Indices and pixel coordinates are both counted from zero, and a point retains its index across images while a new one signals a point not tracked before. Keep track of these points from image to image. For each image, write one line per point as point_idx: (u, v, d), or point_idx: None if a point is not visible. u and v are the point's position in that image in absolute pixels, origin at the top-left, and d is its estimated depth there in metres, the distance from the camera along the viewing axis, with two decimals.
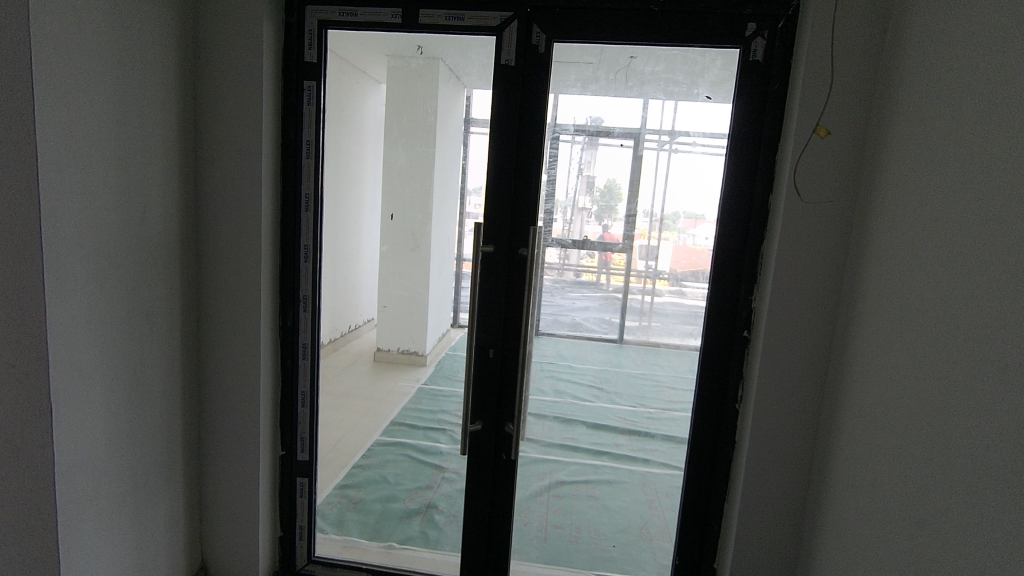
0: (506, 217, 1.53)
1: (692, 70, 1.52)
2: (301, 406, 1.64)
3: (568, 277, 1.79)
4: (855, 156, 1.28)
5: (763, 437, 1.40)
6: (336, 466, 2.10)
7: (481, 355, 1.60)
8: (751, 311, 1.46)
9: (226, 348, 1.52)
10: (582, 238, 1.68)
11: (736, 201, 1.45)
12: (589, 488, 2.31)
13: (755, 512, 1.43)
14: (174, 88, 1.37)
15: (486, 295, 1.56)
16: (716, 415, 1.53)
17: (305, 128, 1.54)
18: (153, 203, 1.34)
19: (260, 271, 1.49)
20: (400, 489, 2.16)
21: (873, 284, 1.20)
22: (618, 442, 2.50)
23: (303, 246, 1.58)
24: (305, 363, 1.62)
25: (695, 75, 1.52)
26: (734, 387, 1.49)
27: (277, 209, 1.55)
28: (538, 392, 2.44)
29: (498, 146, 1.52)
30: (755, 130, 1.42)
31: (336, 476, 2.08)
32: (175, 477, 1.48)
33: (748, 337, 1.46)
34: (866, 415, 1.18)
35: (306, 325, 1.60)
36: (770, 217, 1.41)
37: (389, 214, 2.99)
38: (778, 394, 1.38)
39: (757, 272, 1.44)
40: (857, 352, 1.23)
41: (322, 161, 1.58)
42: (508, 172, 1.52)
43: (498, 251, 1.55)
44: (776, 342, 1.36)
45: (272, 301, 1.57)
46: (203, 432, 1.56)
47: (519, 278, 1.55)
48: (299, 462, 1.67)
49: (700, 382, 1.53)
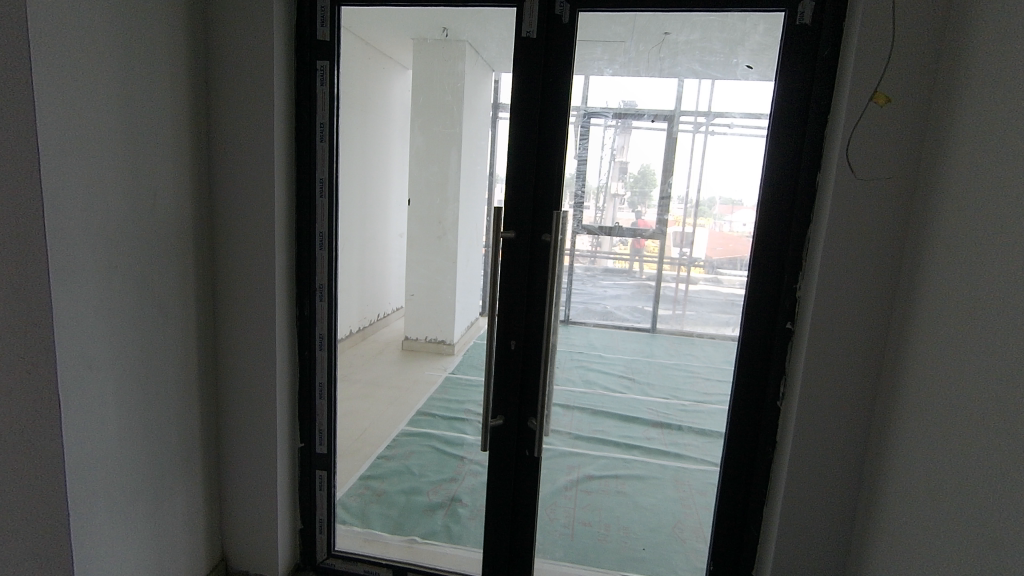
0: (528, 201, 1.44)
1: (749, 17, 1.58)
2: (319, 397, 1.60)
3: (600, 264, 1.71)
4: (919, 127, 1.14)
5: (810, 439, 1.28)
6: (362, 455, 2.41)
7: (502, 346, 1.50)
8: (795, 301, 1.32)
9: (243, 340, 1.49)
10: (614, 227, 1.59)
11: (779, 182, 1.32)
12: (618, 483, 2.27)
13: (799, 517, 1.31)
14: (184, 70, 1.33)
15: (506, 283, 1.47)
16: (757, 415, 1.40)
17: (319, 111, 1.48)
18: (164, 188, 1.30)
19: (275, 258, 1.45)
20: (424, 483, 2.18)
21: (936, 270, 1.07)
22: (650, 435, 2.57)
23: (319, 233, 1.53)
24: (323, 354, 1.57)
25: (734, 42, 1.44)
26: (776, 383, 1.36)
27: (293, 195, 1.50)
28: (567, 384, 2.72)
29: (519, 127, 1.42)
30: (802, 102, 1.29)
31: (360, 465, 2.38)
32: (192, 468, 1.46)
33: (792, 329, 1.33)
34: (928, 419, 1.06)
35: (323, 315, 1.56)
36: (817, 197, 1.27)
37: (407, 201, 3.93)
38: (829, 393, 1.25)
39: (802, 258, 1.31)
40: (917, 346, 1.11)
41: (337, 146, 1.52)
42: (530, 152, 1.42)
43: (520, 237, 1.45)
44: (825, 335, 1.23)
45: (288, 291, 1.52)
46: (220, 426, 1.54)
47: (541, 266, 1.45)
48: (317, 455, 1.62)
49: (738, 379, 1.41)
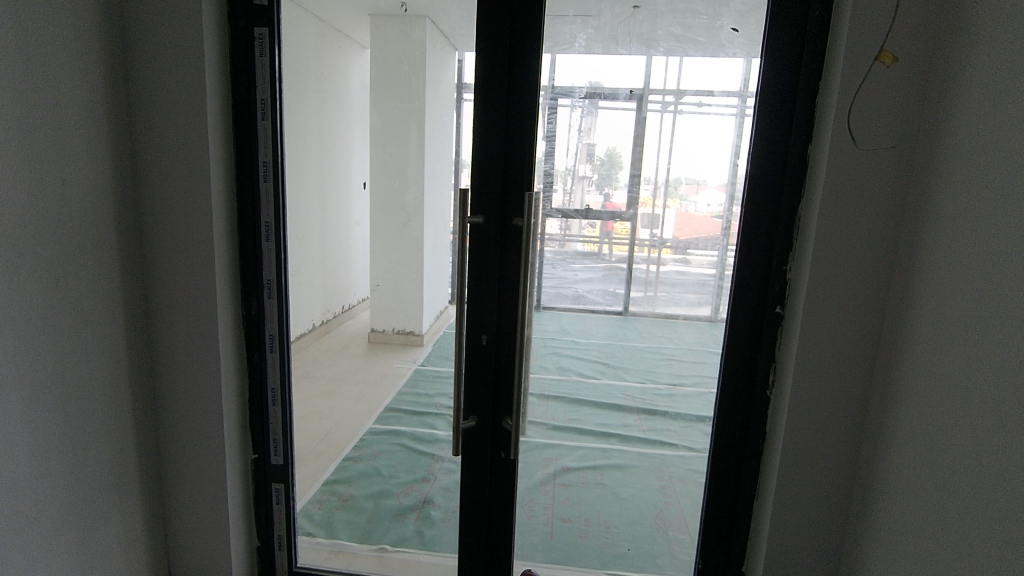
0: (497, 180, 1.27)
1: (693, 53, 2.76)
2: (272, 404, 1.45)
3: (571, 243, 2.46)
4: (918, 92, 1.06)
5: (805, 431, 1.19)
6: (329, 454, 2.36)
7: (473, 341, 1.35)
8: (785, 284, 1.23)
9: (181, 343, 1.32)
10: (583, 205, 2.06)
11: (767, 154, 1.22)
12: (597, 475, 2.22)
13: (793, 515, 1.23)
14: (95, 34, 1.15)
15: (475, 272, 1.31)
16: (746, 405, 1.32)
17: (259, 83, 1.30)
18: (79, 171, 1.13)
19: (214, 251, 1.28)
20: (395, 485, 2.08)
21: (938, 248, 1.00)
22: (628, 422, 2.72)
23: (264, 223, 1.36)
24: (275, 356, 1.42)
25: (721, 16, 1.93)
26: (766, 371, 1.27)
27: (232, 179, 1.32)
28: (543, 370, 3.20)
29: (484, 93, 1.24)
30: (793, 68, 1.19)
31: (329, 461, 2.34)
32: (127, 488, 1.30)
33: (782, 314, 1.24)
34: (930, 407, 0.98)
35: (272, 313, 1.40)
36: (810, 171, 1.18)
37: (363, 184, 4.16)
38: (824, 382, 1.17)
39: (794, 237, 1.22)
40: (918, 330, 1.03)
41: (281, 124, 1.34)
42: (498, 127, 1.25)
43: (490, 222, 1.29)
44: (819, 319, 1.15)
45: (231, 287, 1.35)
46: (161, 438, 1.38)
47: (513, 252, 1.30)
48: (273, 467, 1.48)
49: (726, 368, 1.32)
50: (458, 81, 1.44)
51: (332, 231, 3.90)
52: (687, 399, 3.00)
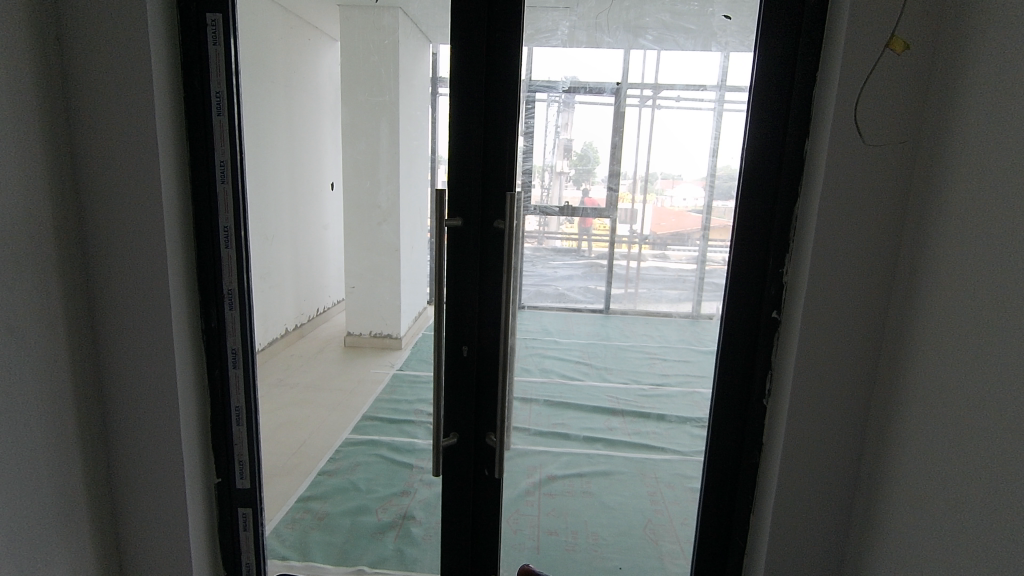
0: (476, 181, 1.18)
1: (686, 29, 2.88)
2: (236, 425, 1.34)
3: (550, 239, 2.75)
4: (922, 85, 1.00)
5: (805, 443, 1.13)
6: (305, 465, 2.25)
7: (453, 353, 1.26)
8: (782, 287, 1.17)
9: (132, 363, 1.20)
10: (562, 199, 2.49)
11: (761, 150, 1.15)
12: (583, 483, 2.16)
13: (793, 529, 1.17)
14: (25, 17, 1.01)
15: (455, 279, 1.22)
16: (742, 415, 1.26)
17: (213, 75, 1.18)
18: (11, 171, 1.00)
19: (167, 260, 1.16)
20: (372, 500, 1.98)
21: (946, 248, 0.94)
22: (611, 425, 2.67)
23: (222, 228, 1.24)
24: (237, 373, 1.31)
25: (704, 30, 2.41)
26: (762, 379, 1.20)
27: (185, 181, 1.20)
28: (525, 372, 3.15)
29: (460, 87, 1.15)
30: (789, 59, 1.12)
31: (307, 471, 2.23)
32: (74, 523, 1.18)
33: (779, 319, 1.17)
34: (937, 419, 0.93)
35: (234, 326, 1.28)
36: (807, 168, 1.11)
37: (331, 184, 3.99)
38: (825, 391, 1.11)
39: (790, 238, 1.15)
40: (923, 336, 0.98)
41: (239, 120, 1.23)
42: (476, 123, 1.16)
43: (469, 226, 1.20)
44: (820, 325, 1.08)
45: (187, 299, 1.24)
46: (113, 465, 1.25)
47: (494, 258, 1.21)
48: (238, 491, 1.37)
49: (721, 375, 1.25)
50: (432, 76, 1.35)
51: (304, 233, 3.77)
52: (670, 398, 2.98)
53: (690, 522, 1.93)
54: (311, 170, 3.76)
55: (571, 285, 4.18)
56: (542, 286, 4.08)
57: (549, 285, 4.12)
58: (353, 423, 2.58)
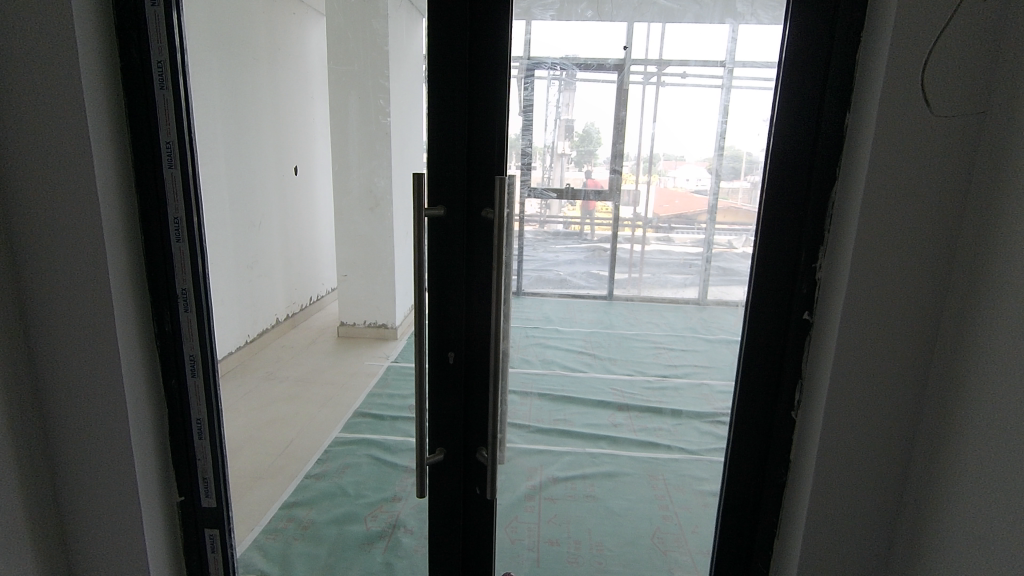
0: (460, 161, 1.02)
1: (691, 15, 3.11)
2: (198, 438, 1.19)
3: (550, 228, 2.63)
4: (992, 41, 0.82)
5: (840, 462, 0.98)
6: (292, 466, 2.12)
7: (437, 360, 1.11)
8: (816, 283, 1.01)
9: (74, 374, 1.05)
10: (562, 180, 2.35)
11: (793, 124, 0.99)
12: (587, 486, 2.03)
13: (826, 558, 1.02)
14: None
15: (439, 276, 1.07)
16: (766, 427, 1.11)
17: (152, 40, 1.01)
18: None
19: (106, 256, 1.00)
20: (361, 506, 1.85)
21: (1016, 238, 0.77)
22: (616, 421, 2.54)
23: (172, 219, 1.08)
24: (197, 382, 1.16)
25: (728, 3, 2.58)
26: (791, 389, 1.06)
27: (125, 166, 1.04)
28: (526, 364, 3.03)
29: (440, 51, 0.98)
30: (827, 17, 0.95)
31: (295, 472, 2.10)
32: (12, 554, 1.03)
33: (811, 321, 1.02)
34: (1002, 441, 0.78)
35: (191, 330, 1.14)
36: (848, 145, 0.95)
37: (293, 166, 3.55)
38: (865, 405, 0.96)
39: (826, 226, 0.99)
40: (985, 342, 0.82)
41: (186, 93, 1.06)
42: (461, 94, 1.00)
43: (454, 214, 1.04)
44: (862, 330, 0.93)
45: (137, 301, 1.09)
46: (60, 486, 1.11)
47: (483, 252, 1.05)
48: (204, 510, 1.23)
49: (743, 383, 1.10)
50: None
51: (295, 218, 3.60)
52: (677, 391, 2.84)
53: (701, 531, 1.80)
54: (301, 153, 3.62)
55: (574, 269, 3.76)
56: (543, 270, 3.54)
57: (550, 269, 3.54)
58: (344, 420, 2.45)
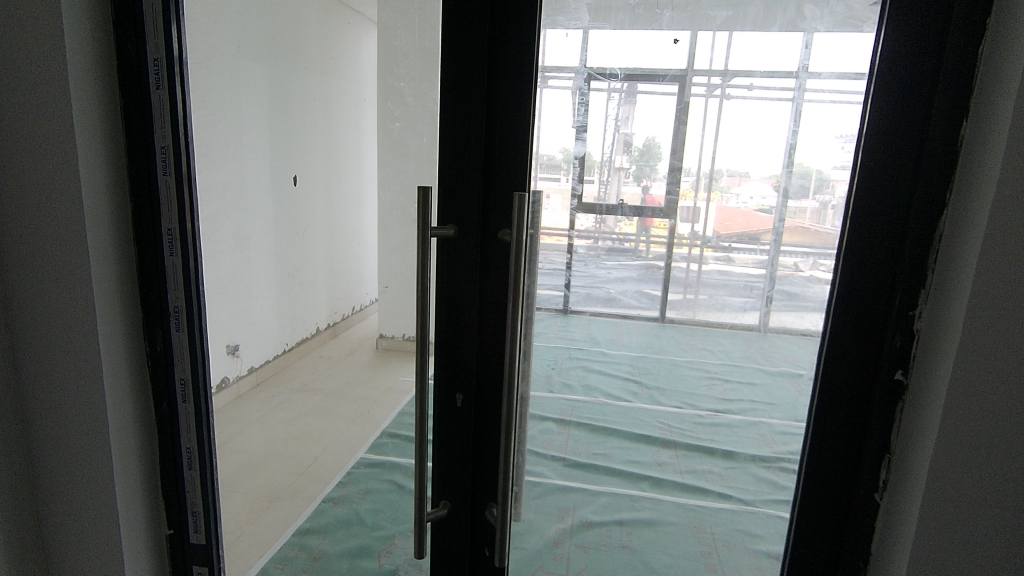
0: (474, 173, 0.88)
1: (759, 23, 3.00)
2: (188, 468, 1.09)
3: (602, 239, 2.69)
4: None
5: (940, 567, 0.76)
6: (314, 487, 2.03)
7: (444, 402, 0.97)
8: (912, 335, 0.79)
9: (57, 396, 0.97)
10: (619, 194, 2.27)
11: (891, 134, 0.77)
12: (624, 534, 1.82)
13: None
14: None
15: (447, 305, 0.93)
16: (841, 511, 0.89)
17: (150, 35, 0.94)
18: None
19: (91, 269, 0.92)
20: (376, 539, 1.73)
21: None
22: (661, 460, 2.31)
23: (165, 230, 0.99)
24: (187, 407, 1.07)
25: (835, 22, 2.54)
26: (874, 466, 0.84)
27: (117, 171, 0.96)
28: (566, 388, 2.85)
29: (455, 46, 0.84)
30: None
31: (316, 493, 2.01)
32: None
33: (904, 382, 0.81)
34: None
35: (182, 351, 1.04)
36: (963, 162, 0.73)
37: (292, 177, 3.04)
38: (976, 495, 0.74)
39: (928, 264, 0.78)
40: None
41: (182, 92, 0.97)
42: (478, 97, 0.85)
43: (466, 234, 0.90)
44: (975, 400, 0.72)
45: (125, 318, 1.00)
46: (42, 515, 1.03)
47: (499, 278, 0.90)
48: (192, 546, 1.13)
49: (811, 453, 0.89)
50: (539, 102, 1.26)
51: (341, 228, 3.59)
52: (732, 429, 2.58)
53: None
54: (351, 164, 3.63)
55: None
56: None
57: None
58: (370, 440, 2.35)
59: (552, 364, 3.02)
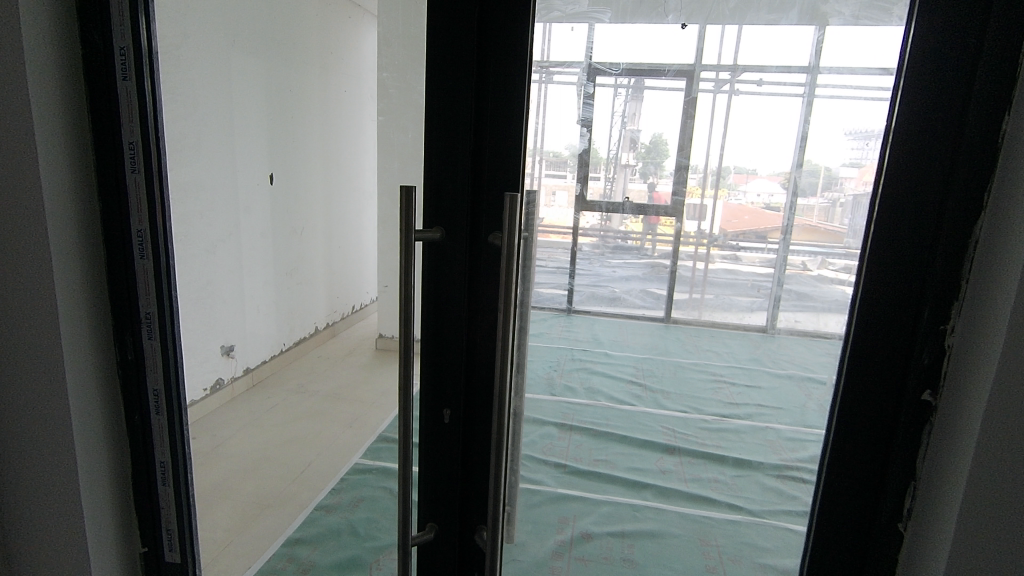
0: (463, 171, 0.81)
1: (773, 11, 3.12)
2: (162, 484, 1.04)
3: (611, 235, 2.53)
4: None
5: None
6: (307, 493, 1.98)
7: (430, 418, 0.90)
8: (942, 352, 0.72)
9: (19, 409, 0.91)
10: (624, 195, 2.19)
11: (922, 131, 0.69)
12: (625, 547, 1.75)
13: None
14: None
15: (434, 314, 0.86)
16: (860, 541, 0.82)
17: (116, 24, 0.87)
18: None
19: (54, 274, 0.86)
20: (367, 550, 1.67)
21: None
22: (665, 467, 2.24)
23: (135, 231, 0.93)
24: (161, 419, 1.01)
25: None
26: (897, 495, 0.76)
27: (83, 169, 0.90)
28: (568, 391, 2.79)
29: (442, 36, 0.77)
30: None
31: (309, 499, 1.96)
32: None
33: (931, 403, 0.73)
34: None
35: (155, 359, 0.98)
36: (1002, 163, 0.66)
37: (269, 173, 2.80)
38: (1010, 531, 0.67)
39: (961, 274, 0.70)
40: None
41: (152, 84, 0.91)
42: (466, 90, 0.78)
43: (454, 237, 0.83)
44: (1013, 427, 0.65)
45: (94, 325, 0.94)
46: (7, 531, 0.98)
47: (490, 286, 0.83)
48: (167, 565, 1.07)
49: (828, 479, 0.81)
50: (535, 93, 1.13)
51: (341, 225, 3.53)
52: (739, 435, 2.51)
53: None
54: (351, 160, 3.57)
55: (630, 286, 3.27)
56: (596, 287, 3.17)
57: (603, 285, 3.20)
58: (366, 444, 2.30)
59: (553, 366, 2.96)
